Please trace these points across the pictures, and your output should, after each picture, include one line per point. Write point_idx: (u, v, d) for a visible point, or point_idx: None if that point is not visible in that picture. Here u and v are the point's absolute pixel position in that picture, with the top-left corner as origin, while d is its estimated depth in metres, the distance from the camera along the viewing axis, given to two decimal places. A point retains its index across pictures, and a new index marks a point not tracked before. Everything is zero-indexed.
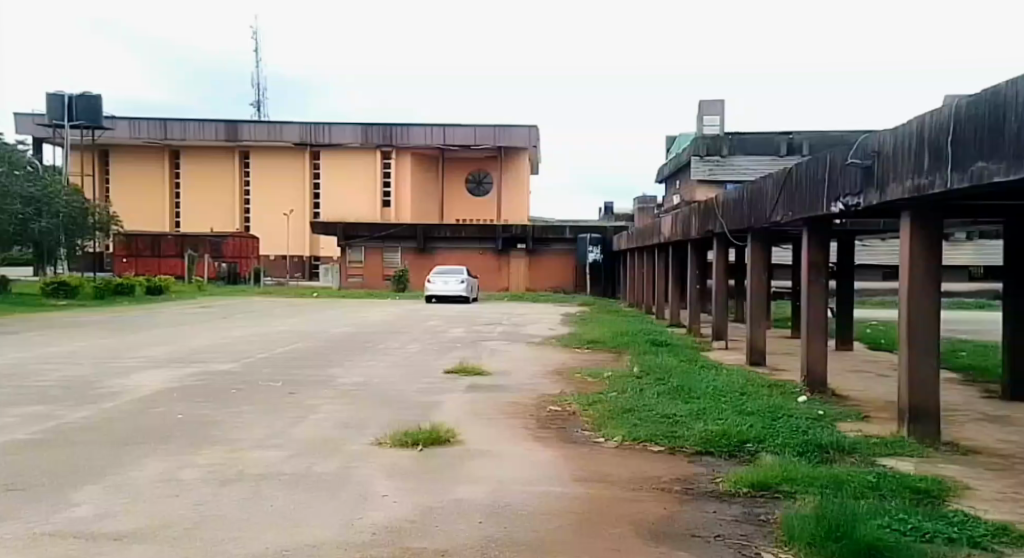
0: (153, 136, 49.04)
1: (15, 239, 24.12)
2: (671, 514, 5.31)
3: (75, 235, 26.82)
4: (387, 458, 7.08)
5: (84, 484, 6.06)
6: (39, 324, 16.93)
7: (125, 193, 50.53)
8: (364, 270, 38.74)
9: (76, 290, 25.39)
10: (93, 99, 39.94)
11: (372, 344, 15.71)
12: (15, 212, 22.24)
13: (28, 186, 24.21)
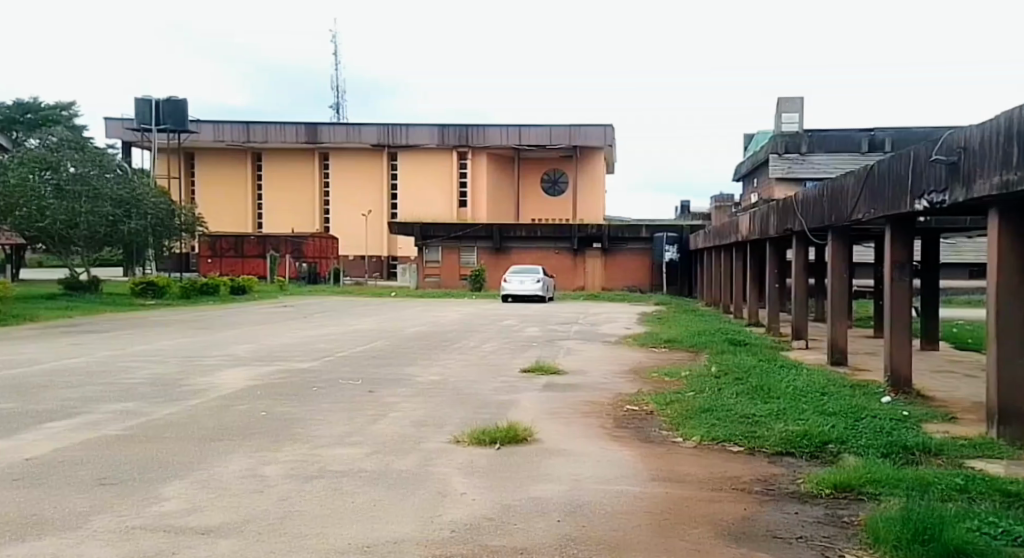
0: (236, 139, 50.25)
1: (107, 240, 25.24)
2: (751, 515, 5.28)
3: (163, 238, 27.24)
4: (462, 456, 7.24)
5: (177, 478, 6.40)
6: (134, 323, 17.77)
7: (211, 195, 52.40)
8: (440, 270, 39.20)
9: (163, 290, 26.33)
10: (179, 103, 41.55)
11: (447, 343, 15.97)
12: (103, 214, 24.39)
13: (118, 188, 25.45)
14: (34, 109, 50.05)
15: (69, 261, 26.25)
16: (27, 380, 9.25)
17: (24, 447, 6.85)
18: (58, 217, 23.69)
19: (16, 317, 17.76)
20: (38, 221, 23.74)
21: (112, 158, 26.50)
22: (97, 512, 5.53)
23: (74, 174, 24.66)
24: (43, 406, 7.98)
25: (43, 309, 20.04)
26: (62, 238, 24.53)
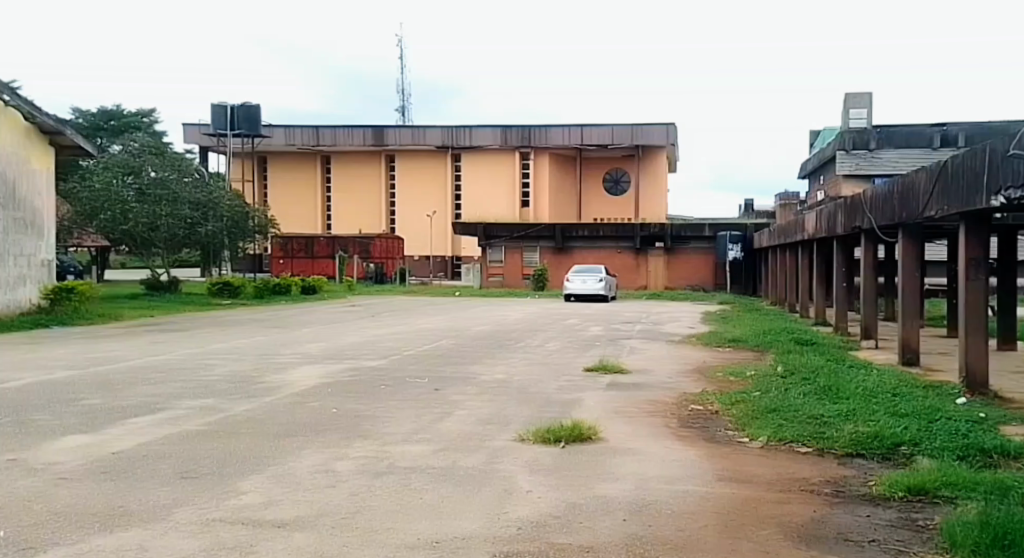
0: (306, 142, 51.13)
1: (186, 242, 26.09)
2: (821, 517, 5.19)
3: (238, 239, 27.78)
4: (528, 454, 7.28)
5: (253, 473, 6.59)
6: (211, 322, 18.33)
7: (281, 197, 53.14)
8: (504, 270, 39.27)
9: (238, 290, 27.23)
10: (253, 109, 42.62)
11: (511, 342, 16.05)
12: (182, 217, 25.37)
13: (196, 192, 26.23)
14: (116, 116, 51.31)
15: (150, 263, 27.14)
16: (111, 376, 9.64)
17: (111, 439, 7.14)
18: (139, 221, 24.84)
19: (103, 316, 18.51)
20: (122, 225, 25.04)
21: (190, 163, 27.38)
22: (178, 505, 5.73)
23: (155, 178, 25.82)
24: (126, 402, 8.31)
25: (126, 309, 20.84)
26: (144, 241, 25.60)
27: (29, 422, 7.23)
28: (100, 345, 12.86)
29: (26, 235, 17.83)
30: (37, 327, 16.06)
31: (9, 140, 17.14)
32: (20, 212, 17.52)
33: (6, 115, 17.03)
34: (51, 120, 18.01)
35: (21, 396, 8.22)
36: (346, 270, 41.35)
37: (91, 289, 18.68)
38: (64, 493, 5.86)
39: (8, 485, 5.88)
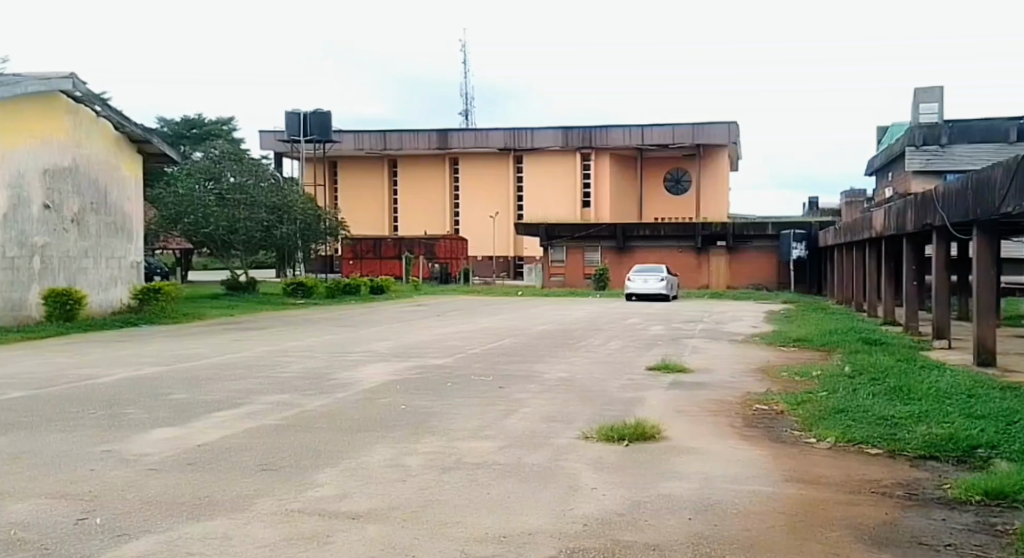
0: (374, 146, 52.49)
1: (262, 245, 26.92)
2: (893, 519, 5.19)
3: (311, 241, 28.51)
4: (593, 452, 7.39)
5: (327, 466, 6.83)
6: (285, 321, 18.94)
7: (351, 199, 54.30)
8: (566, 269, 39.50)
9: (311, 290, 28.01)
10: (325, 115, 43.52)
11: (574, 341, 16.17)
12: (259, 220, 26.33)
13: (271, 195, 27.06)
14: (198, 125, 52.96)
15: (229, 264, 28.07)
16: (194, 372, 10.09)
17: (197, 429, 7.50)
18: (220, 222, 25.81)
19: (188, 315, 19.21)
20: (205, 227, 25.96)
21: (267, 168, 28.21)
22: (259, 496, 5.99)
23: (234, 182, 26.86)
24: (208, 397, 8.68)
25: (207, 308, 21.63)
26: (224, 243, 26.50)
27: (121, 414, 7.64)
28: (184, 342, 13.44)
29: (118, 237, 18.73)
30: (128, 326, 16.80)
31: (102, 149, 18.10)
32: (114, 216, 18.48)
33: (99, 126, 18.02)
34: (140, 129, 18.81)
35: (112, 390, 8.68)
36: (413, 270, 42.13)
37: (175, 289, 19.20)
38: (154, 480, 6.17)
39: (102, 471, 6.20)
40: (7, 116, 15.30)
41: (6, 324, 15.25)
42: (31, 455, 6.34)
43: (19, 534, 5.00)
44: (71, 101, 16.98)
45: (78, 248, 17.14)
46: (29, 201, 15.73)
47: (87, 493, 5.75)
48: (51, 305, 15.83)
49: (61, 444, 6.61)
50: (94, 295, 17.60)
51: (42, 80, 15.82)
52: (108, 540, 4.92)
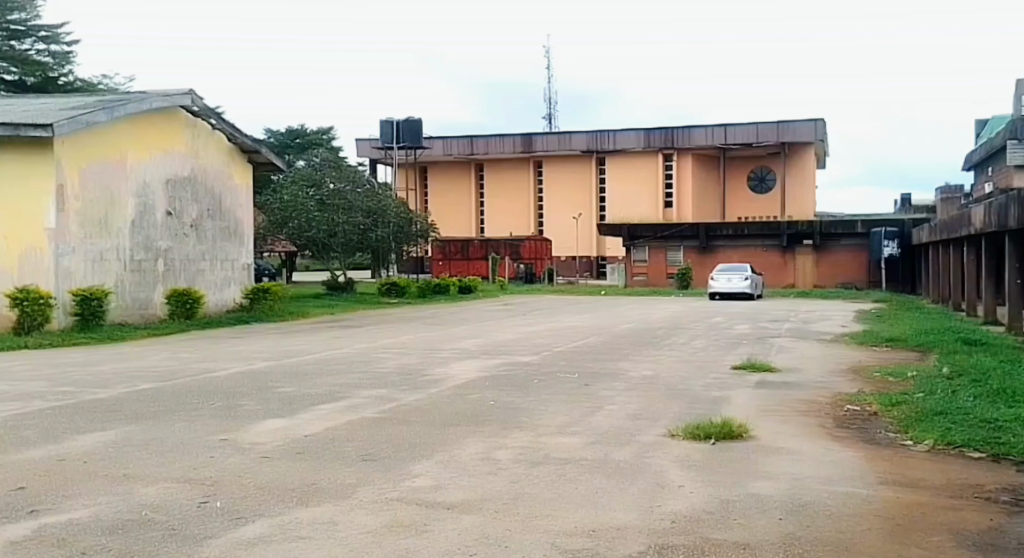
0: (461, 152, 53.47)
1: (358, 247, 27.89)
2: (998, 527, 5.14)
3: (404, 243, 29.41)
4: (681, 450, 7.50)
5: (425, 457, 7.09)
6: (378, 319, 19.64)
7: (440, 205, 55.47)
8: (648, 269, 39.30)
9: (404, 290, 28.78)
10: (416, 122, 44.50)
11: (659, 340, 16.23)
12: (356, 223, 27.23)
13: (366, 200, 27.99)
14: (300, 135, 54.92)
15: (329, 265, 29.05)
16: (297, 367, 10.65)
17: (302, 421, 7.92)
18: (321, 226, 26.80)
19: (293, 314, 20.07)
20: (308, 231, 26.86)
21: (364, 175, 29.13)
22: (360, 484, 6.24)
23: (334, 189, 27.75)
24: (311, 390, 9.17)
25: (309, 307, 22.55)
26: (324, 246, 27.42)
27: (235, 407, 8.14)
28: (288, 339, 14.14)
29: (233, 241, 19.58)
30: (240, 323, 17.75)
31: (218, 160, 19.02)
32: (228, 221, 19.37)
33: (215, 138, 18.90)
34: (251, 139, 19.60)
35: (224, 384, 9.24)
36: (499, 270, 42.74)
37: (282, 290, 19.94)
38: (265, 466, 6.49)
39: (221, 459, 6.54)
40: (134, 132, 16.42)
41: (133, 321, 16.40)
42: (157, 442, 6.74)
43: (149, 513, 5.30)
44: (189, 116, 17.99)
45: (196, 250, 18.17)
46: (152, 208, 16.84)
47: (208, 479, 6.04)
48: (173, 304, 16.88)
49: (182, 434, 7.04)
50: (209, 294, 18.62)
51: (167, 97, 16.87)
52: (227, 522, 5.19)
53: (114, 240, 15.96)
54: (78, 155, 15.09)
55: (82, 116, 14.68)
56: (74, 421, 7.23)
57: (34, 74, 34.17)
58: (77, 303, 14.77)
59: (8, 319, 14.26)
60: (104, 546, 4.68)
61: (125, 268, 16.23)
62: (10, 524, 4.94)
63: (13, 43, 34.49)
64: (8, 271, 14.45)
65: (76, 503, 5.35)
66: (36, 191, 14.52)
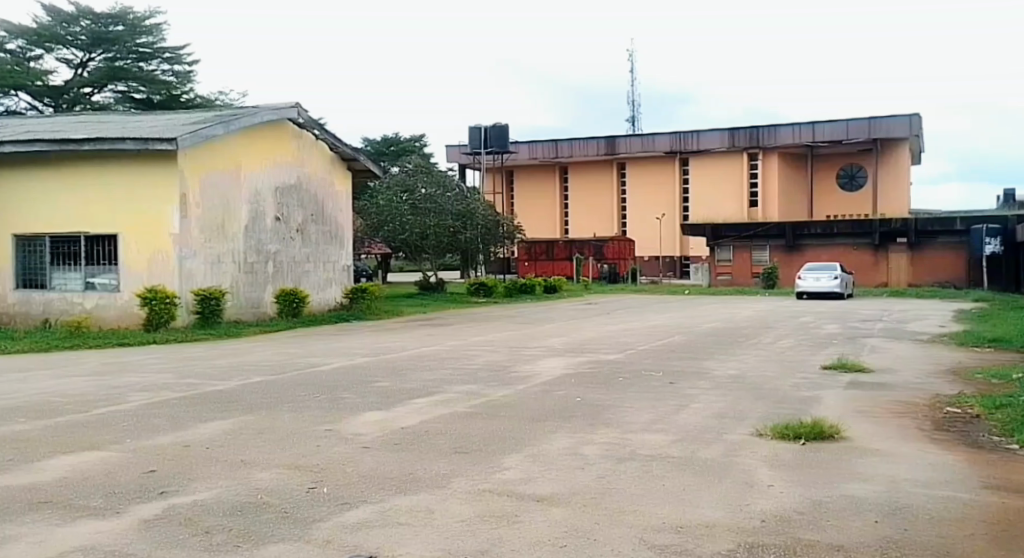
0: (545, 156, 54.30)
1: (448, 248, 28.55)
2: None
3: (492, 245, 29.93)
4: (770, 449, 7.55)
5: (517, 451, 7.32)
6: (467, 318, 20.13)
7: (525, 206, 56.42)
8: (733, 269, 39.01)
9: (492, 290, 29.30)
10: (503, 128, 45.19)
11: (747, 339, 16.16)
12: (447, 226, 27.90)
13: (455, 204, 28.64)
14: (394, 143, 56.45)
15: (421, 266, 30.01)
16: (392, 362, 11.17)
17: (398, 415, 8.29)
18: (414, 229, 27.65)
19: (389, 313, 20.84)
20: (402, 234, 27.88)
21: (454, 180, 29.83)
22: (455, 475, 6.42)
23: (426, 194, 28.53)
24: (406, 385, 9.62)
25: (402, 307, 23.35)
26: (416, 247, 28.29)
27: (337, 399, 8.63)
28: (383, 337, 14.74)
29: (334, 244, 20.31)
30: (340, 321, 18.60)
31: (321, 168, 19.73)
32: (329, 225, 20.02)
33: (318, 148, 19.60)
34: (350, 148, 20.22)
35: (326, 378, 9.76)
36: (583, 271, 42.99)
37: (378, 289, 20.78)
38: (366, 456, 6.78)
39: (324, 448, 6.88)
40: (246, 143, 17.31)
41: (247, 319, 17.35)
42: (267, 433, 7.16)
43: (264, 497, 5.51)
44: (296, 128, 18.73)
45: (301, 253, 18.96)
46: (263, 214, 17.71)
47: (315, 467, 6.33)
48: (281, 303, 17.82)
49: (290, 426, 7.49)
50: (314, 294, 19.38)
51: (275, 110, 17.72)
52: (334, 507, 5.39)
53: (229, 244, 16.92)
54: (199, 165, 16.10)
55: (200, 130, 15.70)
56: (195, 411, 7.81)
57: (160, 93, 34.62)
58: (198, 302, 15.86)
59: (138, 317, 15.59)
60: (225, 526, 4.92)
61: (240, 270, 17.17)
62: (140, 503, 5.24)
63: (141, 64, 34.93)
64: (139, 274, 15.73)
65: (198, 486, 5.65)
66: (162, 200, 15.65)
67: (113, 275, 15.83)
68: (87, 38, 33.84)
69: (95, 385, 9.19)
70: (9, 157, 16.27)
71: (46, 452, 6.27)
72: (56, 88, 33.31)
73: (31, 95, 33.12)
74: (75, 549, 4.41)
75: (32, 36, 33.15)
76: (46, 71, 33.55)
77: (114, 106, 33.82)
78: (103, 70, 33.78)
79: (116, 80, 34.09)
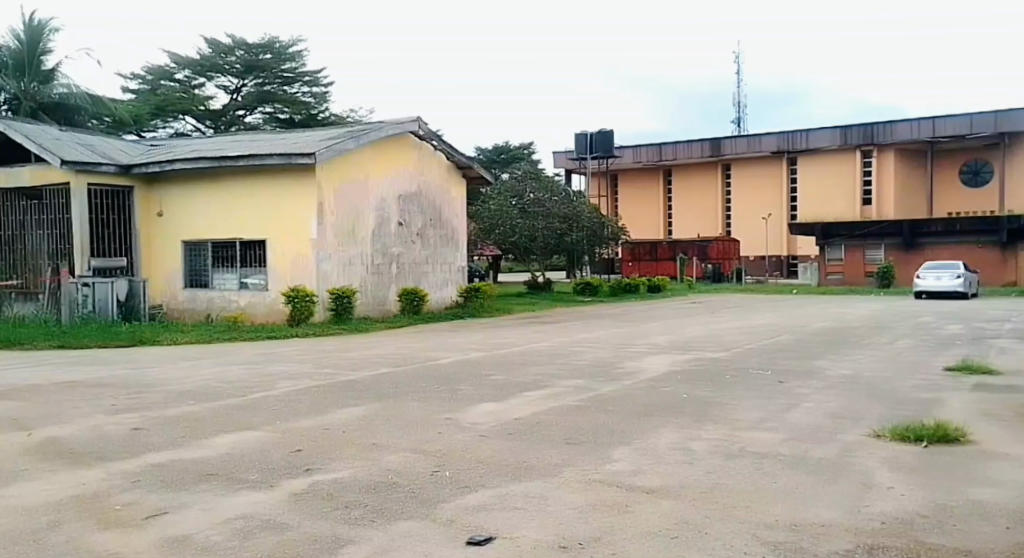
0: (649, 159, 54.63)
1: (555, 250, 29.11)
2: None
3: (597, 246, 30.27)
4: (889, 452, 7.10)
5: (629, 437, 7.61)
6: (572, 317, 20.45)
7: (629, 208, 56.79)
8: (844, 268, 38.09)
9: (597, 289, 29.65)
10: (609, 133, 45.33)
11: (861, 340, 15.82)
12: (554, 228, 28.47)
13: (562, 206, 29.11)
14: (505, 151, 57.32)
15: (529, 266, 30.71)
16: (505, 357, 11.78)
17: (509, 410, 8.58)
18: (522, 233, 28.35)
19: (499, 312, 21.63)
20: (512, 237, 28.62)
21: (561, 185, 30.33)
22: (566, 464, 6.51)
23: (535, 198, 29.18)
24: (518, 379, 10.15)
25: (510, 304, 24.10)
26: (525, 249, 29.01)
27: (455, 391, 9.24)
28: (491, 334, 15.25)
29: (451, 246, 21.03)
30: (457, 319, 19.48)
31: (439, 176, 20.48)
32: (447, 229, 20.76)
33: (436, 157, 20.37)
34: (465, 156, 20.90)
35: (438, 375, 10.19)
36: (686, 271, 42.54)
37: (491, 288, 21.55)
38: (483, 443, 7.18)
39: (445, 436, 7.35)
40: (374, 155, 18.32)
41: (374, 316, 18.37)
42: (395, 421, 7.79)
43: (394, 477, 5.98)
44: (416, 139, 19.61)
45: (421, 255, 19.83)
46: (387, 221, 18.67)
47: (439, 451, 6.80)
48: (403, 300, 18.82)
49: (415, 414, 8.10)
50: (433, 293, 20.23)
51: (398, 124, 18.64)
52: (455, 489, 5.71)
53: (359, 247, 17.97)
54: (334, 176, 17.21)
55: (335, 144, 16.84)
56: (318, 405, 8.30)
57: (300, 113, 36.56)
58: (333, 300, 17.03)
59: (283, 313, 17.01)
60: (360, 502, 5.34)
61: (368, 271, 18.21)
62: (289, 478, 5.87)
63: (285, 88, 37.06)
64: (282, 275, 17.07)
65: (337, 465, 6.26)
66: (302, 208, 16.88)
67: (262, 276, 17.30)
68: (241, 65, 36.23)
69: (245, 373, 10.22)
70: (175, 174, 17.90)
71: (189, 441, 6.84)
72: (215, 111, 35.83)
73: (195, 118, 35.54)
74: (237, 516, 5.00)
75: (197, 66, 36.07)
76: (207, 97, 36.12)
77: (263, 126, 36.11)
78: (254, 94, 36.20)
79: (265, 102, 36.44)
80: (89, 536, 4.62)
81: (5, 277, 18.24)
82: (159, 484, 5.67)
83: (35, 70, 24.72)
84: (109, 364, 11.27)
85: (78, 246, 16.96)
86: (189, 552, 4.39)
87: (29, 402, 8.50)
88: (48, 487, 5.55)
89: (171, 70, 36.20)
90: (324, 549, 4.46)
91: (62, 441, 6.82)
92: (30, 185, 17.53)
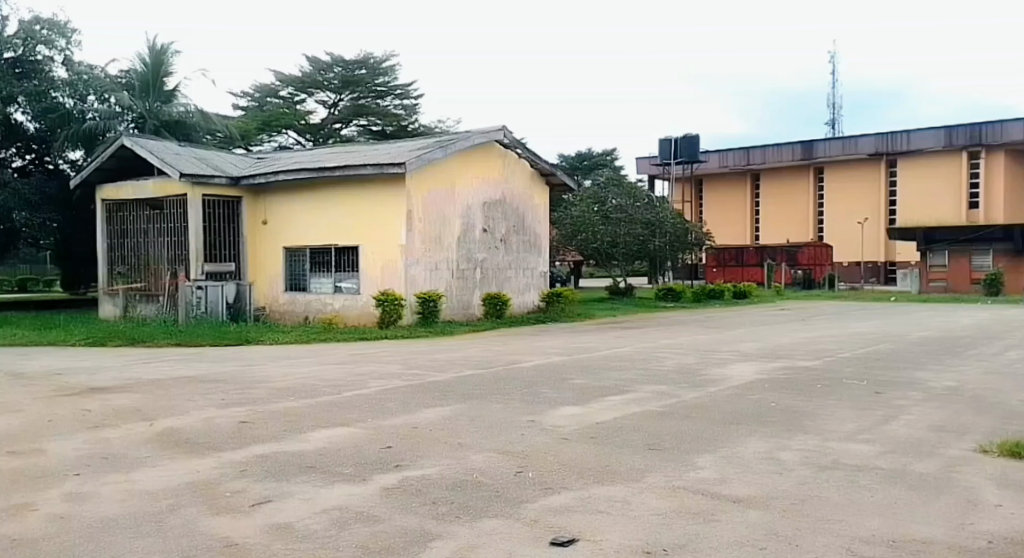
0: (737, 164, 53.83)
1: (638, 255, 28.95)
2: None
3: (680, 251, 29.95)
4: (995, 467, 6.68)
5: (715, 444, 7.45)
6: (656, 322, 20.28)
7: (716, 214, 56.39)
8: (949, 275, 36.38)
9: (680, 294, 29.11)
10: (693, 138, 44.43)
11: (965, 350, 15.06)
12: (636, 234, 28.27)
13: (646, 212, 28.89)
14: (588, 158, 57.37)
15: (611, 272, 30.65)
16: (588, 362, 11.95)
17: (592, 414, 8.65)
18: (604, 238, 28.29)
19: (582, 316, 21.78)
20: (593, 243, 28.59)
21: (644, 191, 30.21)
22: (650, 470, 6.51)
23: (617, 204, 29.03)
24: (600, 384, 10.28)
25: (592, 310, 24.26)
26: (607, 255, 28.94)
27: (538, 395, 9.42)
28: (574, 338, 15.36)
29: (534, 252, 21.21)
30: (540, 323, 19.79)
31: (524, 185, 20.74)
32: (530, 235, 20.98)
33: (521, 166, 20.65)
34: (549, 163, 21.04)
35: (523, 379, 10.37)
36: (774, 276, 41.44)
37: (572, 293, 21.77)
38: (567, 445, 7.32)
39: (528, 437, 7.54)
40: (461, 164, 18.76)
41: (460, 320, 18.81)
42: (480, 421, 8.09)
43: (479, 477, 6.17)
44: (501, 148, 19.98)
45: (504, 260, 20.14)
46: (471, 228, 19.07)
47: (522, 453, 6.95)
48: (487, 305, 19.22)
49: (499, 416, 8.35)
50: (516, 297, 20.53)
51: (485, 134, 19.04)
52: (540, 490, 5.86)
53: (445, 253, 18.44)
54: (423, 184, 17.73)
55: (422, 154, 17.35)
56: (405, 406, 8.58)
57: (392, 125, 37.56)
58: (420, 304, 17.48)
59: (374, 316, 17.60)
60: (448, 498, 5.60)
61: (453, 276, 18.67)
62: (380, 473, 6.19)
63: (379, 102, 38.20)
64: (374, 279, 17.67)
65: (426, 462, 6.58)
66: (392, 215, 17.44)
67: (355, 280, 17.93)
68: (339, 81, 37.58)
69: (336, 373, 10.66)
70: (279, 184, 18.79)
71: (281, 436, 7.22)
72: (315, 125, 37.29)
73: (296, 132, 37.21)
74: (333, 507, 5.33)
75: (299, 83, 37.71)
76: (308, 113, 37.73)
77: (357, 138, 37.15)
78: (350, 108, 37.27)
79: (360, 116, 37.46)
80: (203, 520, 5.04)
81: (131, 279, 19.64)
82: (263, 475, 6.05)
83: (158, 91, 26.17)
84: (218, 362, 12.04)
85: (194, 252, 18.15)
86: (292, 539, 4.73)
87: (147, 395, 9.18)
88: (163, 476, 6.00)
89: (276, 87, 38.02)
90: (415, 541, 4.74)
91: (178, 432, 7.34)
92: (154, 196, 18.86)
